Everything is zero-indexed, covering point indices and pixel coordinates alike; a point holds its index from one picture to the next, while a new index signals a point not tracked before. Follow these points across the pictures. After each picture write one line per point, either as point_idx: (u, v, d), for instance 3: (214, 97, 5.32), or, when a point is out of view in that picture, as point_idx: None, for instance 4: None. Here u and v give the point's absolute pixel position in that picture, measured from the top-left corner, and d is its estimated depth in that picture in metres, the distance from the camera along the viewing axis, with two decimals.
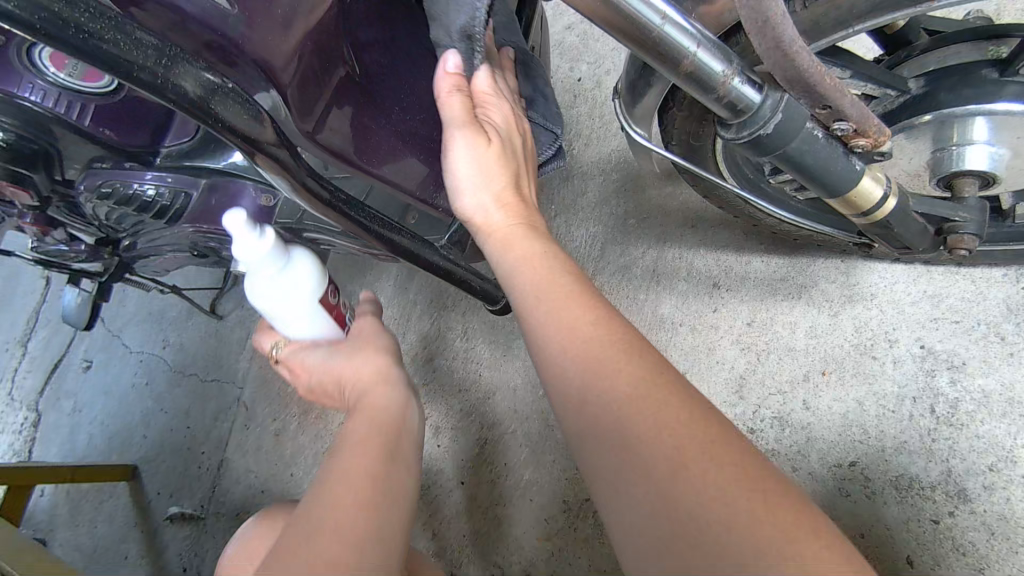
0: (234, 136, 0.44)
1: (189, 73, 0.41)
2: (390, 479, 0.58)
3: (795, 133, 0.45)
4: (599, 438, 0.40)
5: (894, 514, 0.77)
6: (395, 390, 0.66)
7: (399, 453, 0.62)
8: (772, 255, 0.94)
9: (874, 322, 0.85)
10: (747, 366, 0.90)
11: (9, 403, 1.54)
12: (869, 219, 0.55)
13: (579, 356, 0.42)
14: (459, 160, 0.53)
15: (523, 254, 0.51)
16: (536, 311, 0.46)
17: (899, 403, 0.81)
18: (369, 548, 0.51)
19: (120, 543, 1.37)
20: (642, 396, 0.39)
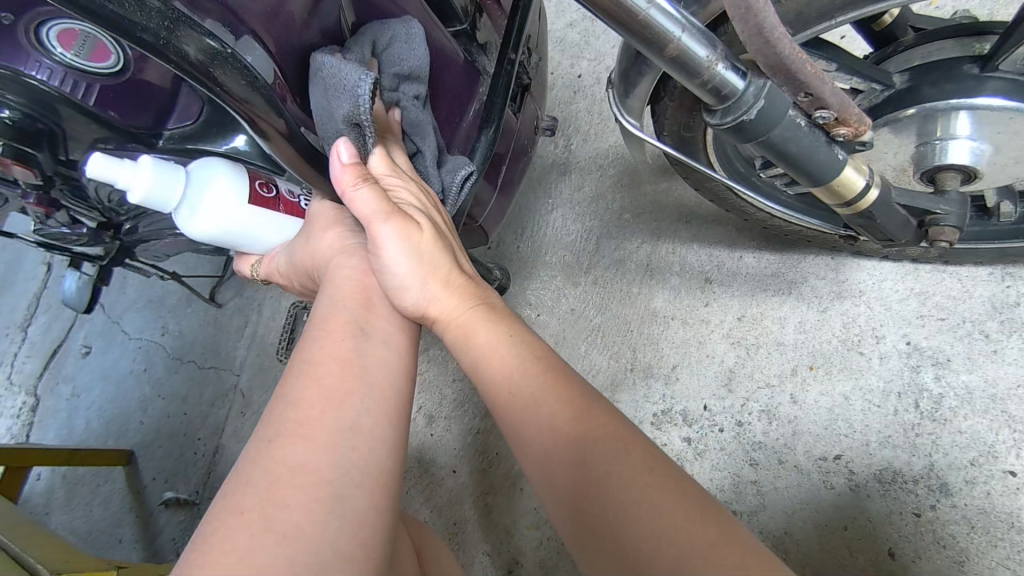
0: (234, 104, 0.45)
1: (190, 37, 0.42)
2: (364, 357, 0.50)
3: (778, 121, 0.46)
4: (545, 464, 0.48)
5: (877, 507, 0.78)
6: (355, 258, 0.60)
7: (381, 323, 0.55)
8: (763, 251, 0.95)
9: (862, 319, 0.86)
10: (737, 361, 0.91)
11: (8, 387, 1.55)
12: (854, 209, 0.56)
13: (564, 453, 0.47)
14: (392, 248, 0.54)
15: (484, 340, 0.54)
16: (517, 403, 0.50)
17: (885, 399, 0.82)
18: (344, 441, 0.43)
19: (116, 526, 1.38)
20: (633, 496, 0.44)
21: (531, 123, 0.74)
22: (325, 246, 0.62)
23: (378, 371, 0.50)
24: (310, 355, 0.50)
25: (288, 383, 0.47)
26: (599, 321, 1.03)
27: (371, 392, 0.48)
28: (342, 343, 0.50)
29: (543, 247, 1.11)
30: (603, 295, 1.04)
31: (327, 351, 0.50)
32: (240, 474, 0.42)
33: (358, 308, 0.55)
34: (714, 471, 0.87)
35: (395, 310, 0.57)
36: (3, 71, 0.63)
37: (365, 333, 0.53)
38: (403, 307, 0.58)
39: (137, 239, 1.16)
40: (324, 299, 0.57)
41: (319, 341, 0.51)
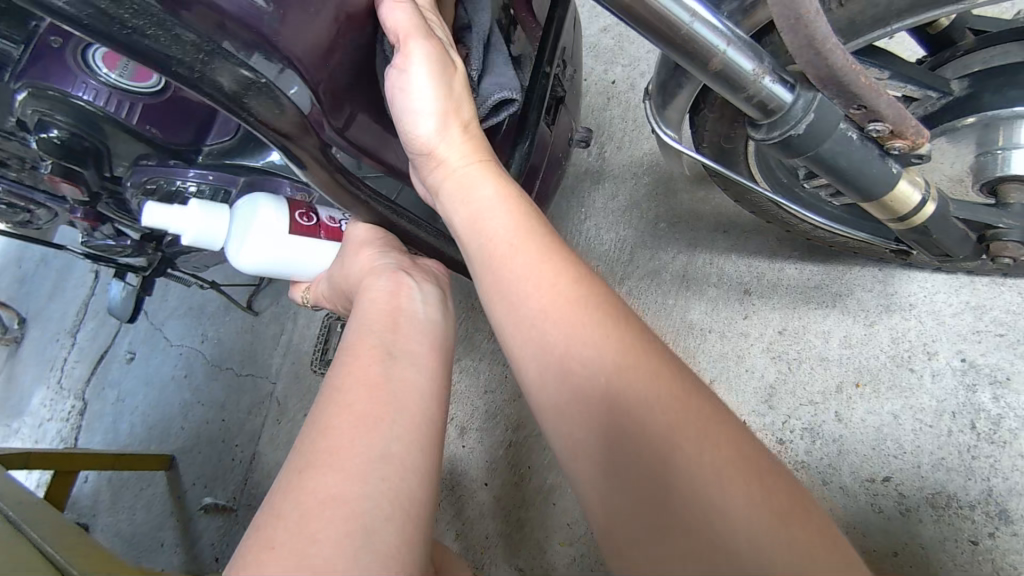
0: (264, 129, 0.46)
1: (225, 69, 0.43)
2: (394, 384, 0.47)
3: (828, 135, 0.44)
4: (579, 400, 0.42)
5: (930, 533, 0.74)
6: (383, 277, 0.54)
7: (410, 344, 0.50)
8: (806, 262, 0.92)
9: (912, 334, 0.82)
10: (778, 376, 0.88)
11: (58, 391, 1.61)
12: (907, 224, 0.53)
13: (572, 334, 0.43)
14: (415, 81, 0.48)
15: (492, 196, 0.51)
16: (529, 299, 0.46)
17: (938, 418, 0.78)
18: (373, 476, 0.41)
19: (158, 529, 1.42)
20: (641, 382, 0.41)
21: (566, 134, 0.73)
22: (356, 267, 0.59)
23: (409, 397, 0.46)
24: (338, 382, 0.47)
25: (319, 409, 0.46)
26: None
27: (401, 417, 0.45)
28: (370, 367, 0.47)
29: (576, 257, 1.10)
30: (638, 306, 1.02)
31: (355, 378, 0.46)
32: (271, 505, 0.41)
33: (387, 330, 0.51)
34: None
35: (427, 331, 0.52)
36: (53, 92, 0.65)
37: (394, 357, 0.48)
38: (437, 327, 0.53)
39: (178, 250, 1.19)
40: (352, 324, 0.53)
41: (347, 367, 0.48)
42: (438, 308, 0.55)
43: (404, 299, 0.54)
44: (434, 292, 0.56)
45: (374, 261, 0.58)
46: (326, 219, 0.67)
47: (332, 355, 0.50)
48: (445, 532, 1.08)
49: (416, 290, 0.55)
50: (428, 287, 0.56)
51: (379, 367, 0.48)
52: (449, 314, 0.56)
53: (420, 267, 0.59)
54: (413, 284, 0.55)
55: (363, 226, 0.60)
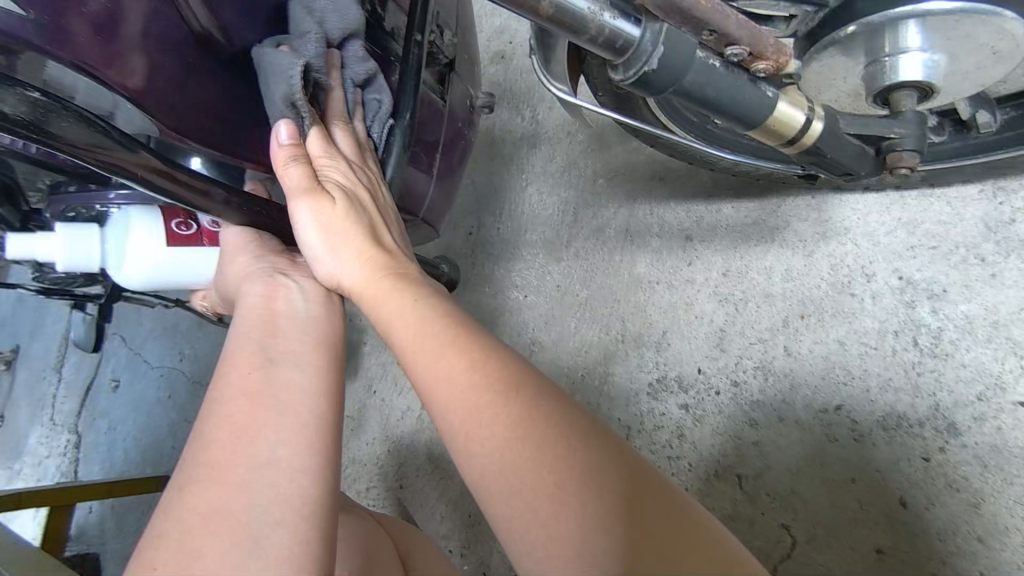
0: (81, 151, 0.42)
1: (9, 92, 0.41)
2: (275, 390, 0.46)
3: (686, 66, 0.42)
4: (551, 487, 0.39)
5: (884, 455, 0.74)
6: (261, 284, 0.54)
7: (293, 346, 0.50)
8: (743, 200, 0.90)
9: (850, 258, 0.81)
10: (726, 318, 0.87)
11: (50, 429, 1.58)
12: (800, 147, 0.51)
13: (472, 416, 0.42)
14: (306, 229, 0.53)
15: (391, 308, 0.49)
16: (425, 367, 0.45)
17: (881, 339, 0.77)
18: (260, 482, 0.41)
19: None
20: (535, 450, 0.39)
21: (465, 102, 0.71)
22: (232, 276, 0.58)
23: (291, 398, 0.46)
24: (218, 397, 0.46)
25: (197, 425, 0.45)
26: (587, 294, 1.00)
27: (285, 421, 0.45)
28: (251, 375, 0.47)
29: (522, 226, 1.09)
30: (587, 268, 1.01)
31: (235, 389, 0.46)
32: (155, 527, 0.41)
33: (265, 335, 0.50)
34: (714, 436, 0.84)
35: (308, 330, 0.52)
36: None
37: (275, 363, 0.48)
38: (323, 325, 0.53)
39: None
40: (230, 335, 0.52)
41: (228, 379, 0.47)
42: (322, 305, 0.55)
43: (280, 301, 0.53)
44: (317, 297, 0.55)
45: (249, 268, 0.57)
46: (206, 225, 0.66)
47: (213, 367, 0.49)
48: (431, 517, 1.12)
49: (295, 292, 0.54)
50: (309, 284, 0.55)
51: (260, 374, 0.48)
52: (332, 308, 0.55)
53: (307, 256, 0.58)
54: (290, 284, 0.55)
55: (239, 232, 0.59)
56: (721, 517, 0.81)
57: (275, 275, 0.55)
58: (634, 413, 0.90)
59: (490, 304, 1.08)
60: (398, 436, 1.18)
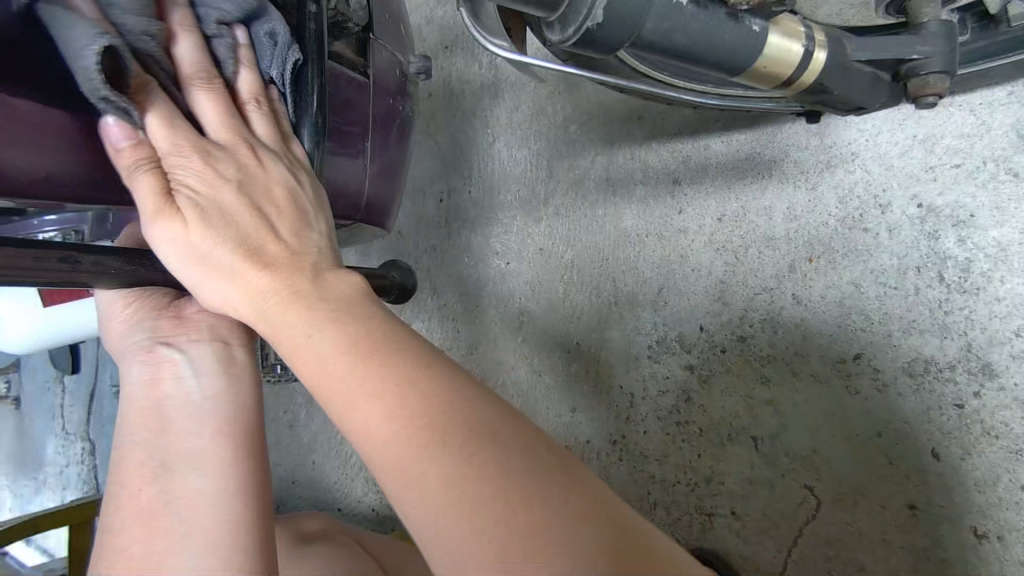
0: None
1: None
2: (175, 507, 0.38)
3: (643, 12, 0.32)
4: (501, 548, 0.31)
5: (911, 406, 0.67)
6: (141, 364, 0.44)
7: (189, 442, 0.40)
8: (733, 132, 0.79)
9: (860, 188, 0.71)
10: (726, 269, 0.79)
11: (66, 436, 1.53)
12: (799, 88, 0.41)
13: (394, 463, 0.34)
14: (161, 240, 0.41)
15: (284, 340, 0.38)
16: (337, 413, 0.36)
17: (902, 277, 0.68)
18: None
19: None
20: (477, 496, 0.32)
21: (394, 71, 0.60)
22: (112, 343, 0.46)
23: (196, 512, 0.38)
24: (107, 529, 0.38)
25: (96, 561, 0.37)
26: (572, 255, 0.91)
27: (192, 540, 0.37)
28: (142, 494, 0.38)
29: (494, 187, 0.99)
30: (569, 226, 0.92)
31: (128, 515, 0.38)
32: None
33: (152, 437, 0.40)
34: (723, 398, 0.78)
35: (206, 412, 0.41)
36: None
37: (168, 471, 0.39)
38: (229, 402, 0.42)
39: None
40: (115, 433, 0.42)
41: (119, 501, 0.39)
42: (217, 375, 0.43)
43: (166, 385, 0.42)
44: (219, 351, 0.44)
45: (129, 337, 0.45)
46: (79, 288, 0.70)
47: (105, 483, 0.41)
48: None
49: (183, 366, 0.43)
50: (197, 349, 0.43)
51: (156, 487, 0.39)
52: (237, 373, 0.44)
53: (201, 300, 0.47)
54: (174, 357, 0.43)
55: (118, 296, 0.47)
56: (742, 480, 0.76)
57: (153, 347, 0.44)
58: (636, 379, 0.84)
59: (471, 277, 0.99)
60: None
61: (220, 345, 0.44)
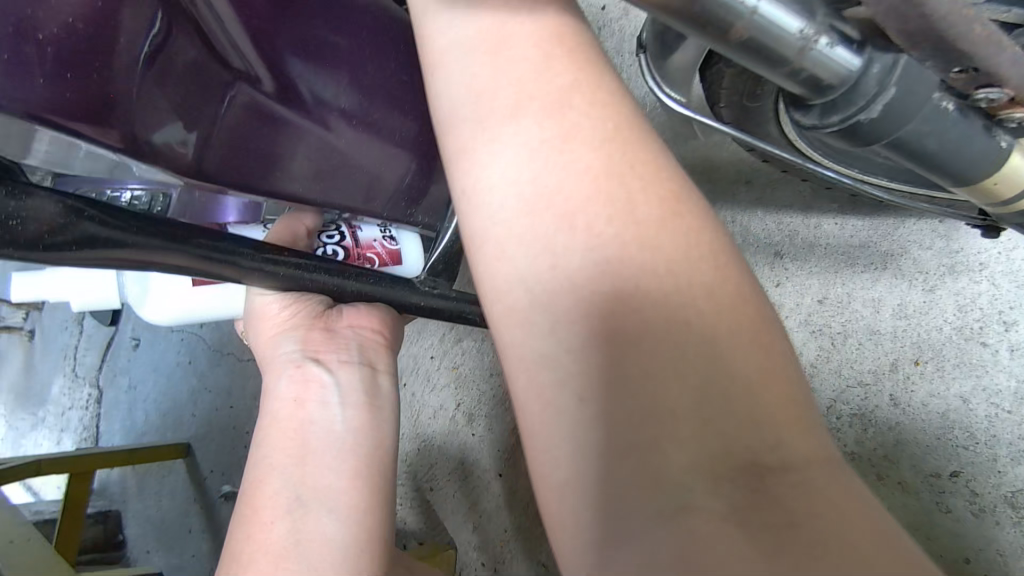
0: None
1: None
2: (303, 548, 0.43)
3: (914, 113, 0.30)
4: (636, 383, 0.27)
5: (1008, 538, 0.63)
6: (286, 380, 0.48)
7: (324, 480, 0.45)
8: (849, 215, 0.76)
9: (984, 300, 0.68)
10: (819, 353, 0.75)
11: (73, 378, 1.34)
12: (1010, 209, 0.39)
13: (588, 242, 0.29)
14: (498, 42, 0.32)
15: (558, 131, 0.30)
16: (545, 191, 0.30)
17: (1017, 402, 0.65)
18: None
19: (184, 517, 1.22)
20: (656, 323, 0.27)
21: None
22: (261, 341, 0.49)
23: (323, 552, 0.43)
24: (238, 554, 0.44)
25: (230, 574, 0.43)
26: None
27: None
28: (271, 529, 0.44)
29: None
30: None
31: (259, 545, 0.43)
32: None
33: (291, 464, 0.45)
34: None
35: (345, 447, 0.46)
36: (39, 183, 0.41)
37: (303, 507, 0.44)
38: (367, 443, 0.47)
39: None
40: (257, 440, 0.47)
41: (250, 528, 0.44)
42: (362, 406, 0.48)
43: (311, 408, 0.46)
44: (367, 389, 0.49)
45: (280, 344, 0.48)
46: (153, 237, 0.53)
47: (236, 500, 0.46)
48: (463, 527, 1.05)
49: (330, 390, 0.47)
50: (346, 374, 0.48)
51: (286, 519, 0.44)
52: (379, 405, 0.49)
53: (348, 311, 0.50)
54: (323, 379, 0.47)
55: (276, 299, 0.48)
56: None
57: (304, 362, 0.47)
58: None
59: None
60: (428, 435, 1.09)
61: (366, 374, 0.49)
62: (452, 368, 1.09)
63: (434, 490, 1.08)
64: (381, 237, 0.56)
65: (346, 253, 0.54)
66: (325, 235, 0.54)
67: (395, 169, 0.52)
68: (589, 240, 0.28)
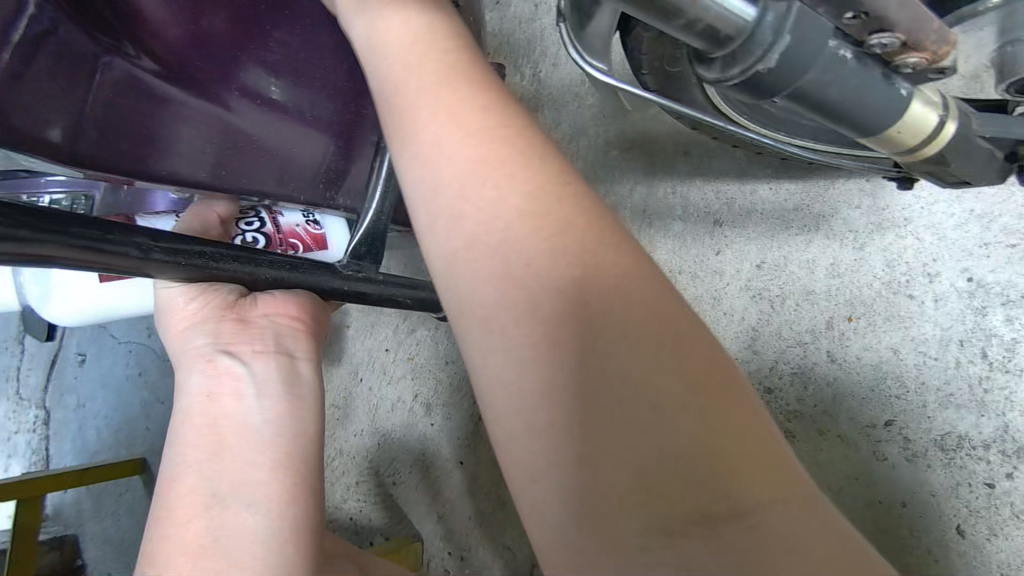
0: None
1: None
2: (224, 541, 0.43)
3: (812, 63, 0.30)
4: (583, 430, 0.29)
5: (941, 480, 0.66)
6: (198, 374, 0.46)
7: (243, 475, 0.44)
8: (782, 181, 0.77)
9: (910, 254, 0.71)
10: (760, 317, 0.76)
11: (16, 401, 1.24)
12: (917, 156, 0.40)
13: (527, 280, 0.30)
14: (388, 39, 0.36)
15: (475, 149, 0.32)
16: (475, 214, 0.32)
17: (944, 349, 0.68)
18: None
19: (143, 535, 1.18)
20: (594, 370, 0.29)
21: None
22: (170, 332, 0.47)
23: (246, 547, 0.43)
24: (155, 553, 0.43)
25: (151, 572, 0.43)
26: None
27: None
28: (190, 526, 0.43)
29: None
30: None
31: (177, 544, 0.43)
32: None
33: (208, 459, 0.44)
34: None
35: (263, 437, 0.45)
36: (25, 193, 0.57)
37: (222, 502, 0.44)
38: (289, 433, 0.46)
39: None
40: (172, 435, 0.46)
41: (168, 531, 0.44)
42: (280, 395, 0.46)
43: (226, 402, 0.45)
44: (285, 376, 0.47)
45: (190, 338, 0.46)
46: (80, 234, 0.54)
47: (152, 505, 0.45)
48: (427, 517, 1.04)
49: (245, 381, 0.46)
50: (261, 364, 0.46)
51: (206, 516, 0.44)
52: (299, 393, 0.47)
53: (266, 299, 0.47)
54: (237, 372, 0.46)
55: (183, 291, 0.47)
56: None
57: (215, 355, 0.46)
58: None
59: None
60: (386, 429, 1.08)
61: (284, 363, 0.47)
62: (407, 358, 1.08)
63: (396, 483, 1.07)
64: (304, 221, 0.58)
65: (266, 238, 0.55)
66: (244, 221, 0.55)
67: (313, 150, 0.52)
68: (524, 277, 0.30)
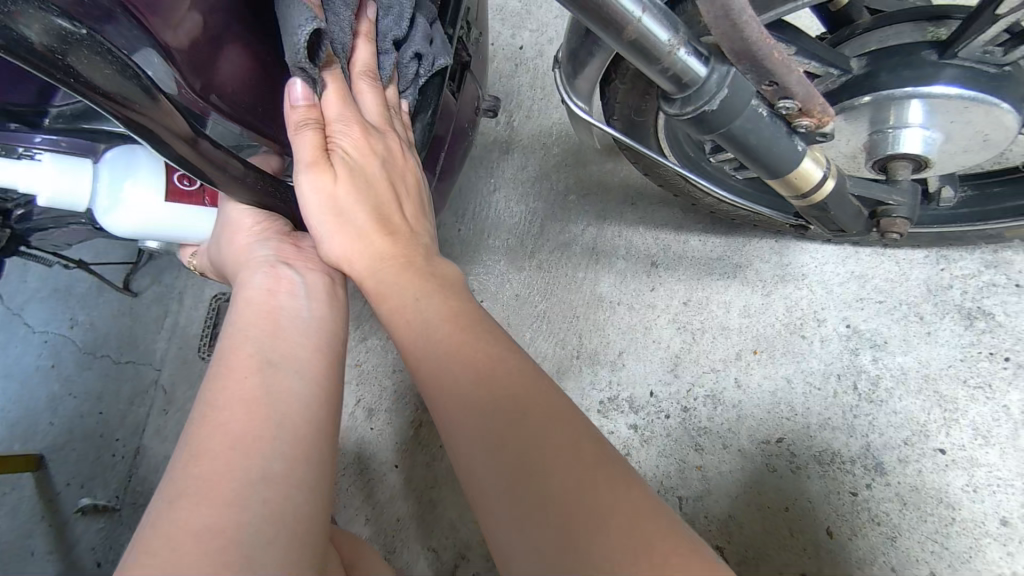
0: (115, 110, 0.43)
1: (38, 16, 0.39)
2: (273, 399, 0.50)
3: (738, 111, 0.43)
4: (461, 439, 0.46)
5: (817, 488, 0.79)
6: (258, 276, 0.59)
7: (292, 350, 0.55)
8: (709, 234, 0.93)
9: (805, 302, 0.87)
10: (683, 345, 0.89)
11: None
12: (808, 201, 0.54)
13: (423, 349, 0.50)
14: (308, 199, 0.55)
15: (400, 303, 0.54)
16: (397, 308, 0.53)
17: (825, 380, 0.83)
18: (256, 490, 0.45)
19: (24, 538, 1.04)
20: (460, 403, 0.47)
21: (473, 104, 0.72)
22: (234, 248, 0.62)
23: (291, 406, 0.51)
24: (213, 400, 0.50)
25: (195, 430, 0.49)
26: (545, 306, 0.96)
27: (282, 435, 0.49)
28: (245, 382, 0.51)
29: (484, 229, 1.02)
30: (549, 280, 0.97)
31: (231, 396, 0.50)
32: (144, 542, 0.42)
33: (265, 333, 0.55)
34: (660, 458, 0.85)
35: (309, 328, 0.57)
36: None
37: (272, 367, 0.53)
38: (325, 329, 0.59)
39: (34, 230, 0.81)
40: (233, 320, 0.57)
41: (225, 383, 0.51)
42: (322, 302, 0.60)
43: (282, 296, 0.58)
44: (326, 291, 0.61)
45: (254, 252, 0.61)
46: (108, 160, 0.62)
47: (208, 369, 0.53)
48: (356, 518, 1.06)
49: (298, 286, 0.59)
50: (311, 276, 0.60)
51: (258, 377, 0.52)
52: (335, 303, 0.61)
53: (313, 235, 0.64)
54: (293, 278, 0.60)
55: (251, 213, 0.62)
56: None
57: (277, 264, 0.60)
58: None
59: None
60: None
61: (326, 282, 0.62)
62: (355, 364, 1.13)
63: None
64: None
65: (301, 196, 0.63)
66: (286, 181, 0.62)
67: None
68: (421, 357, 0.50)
